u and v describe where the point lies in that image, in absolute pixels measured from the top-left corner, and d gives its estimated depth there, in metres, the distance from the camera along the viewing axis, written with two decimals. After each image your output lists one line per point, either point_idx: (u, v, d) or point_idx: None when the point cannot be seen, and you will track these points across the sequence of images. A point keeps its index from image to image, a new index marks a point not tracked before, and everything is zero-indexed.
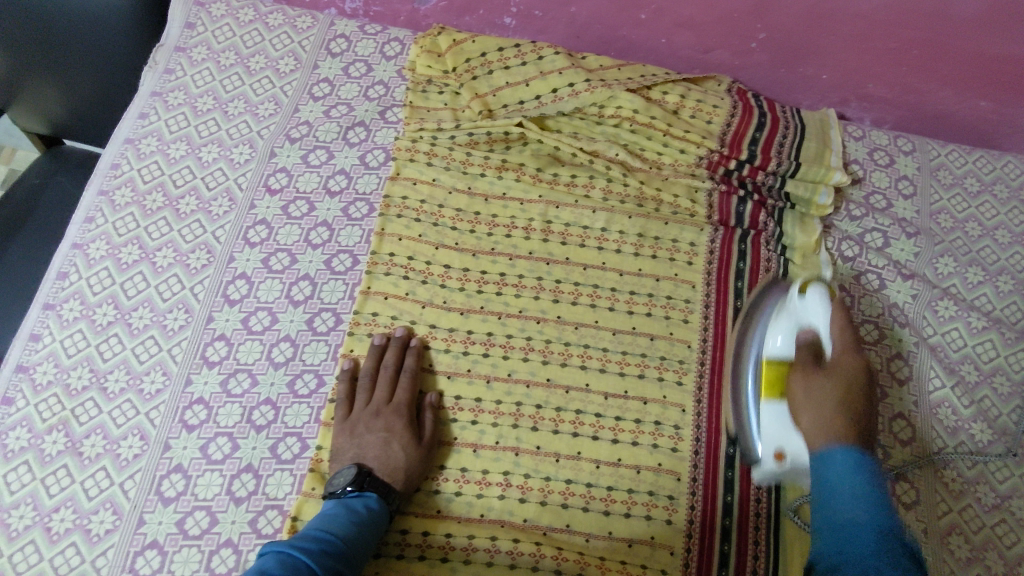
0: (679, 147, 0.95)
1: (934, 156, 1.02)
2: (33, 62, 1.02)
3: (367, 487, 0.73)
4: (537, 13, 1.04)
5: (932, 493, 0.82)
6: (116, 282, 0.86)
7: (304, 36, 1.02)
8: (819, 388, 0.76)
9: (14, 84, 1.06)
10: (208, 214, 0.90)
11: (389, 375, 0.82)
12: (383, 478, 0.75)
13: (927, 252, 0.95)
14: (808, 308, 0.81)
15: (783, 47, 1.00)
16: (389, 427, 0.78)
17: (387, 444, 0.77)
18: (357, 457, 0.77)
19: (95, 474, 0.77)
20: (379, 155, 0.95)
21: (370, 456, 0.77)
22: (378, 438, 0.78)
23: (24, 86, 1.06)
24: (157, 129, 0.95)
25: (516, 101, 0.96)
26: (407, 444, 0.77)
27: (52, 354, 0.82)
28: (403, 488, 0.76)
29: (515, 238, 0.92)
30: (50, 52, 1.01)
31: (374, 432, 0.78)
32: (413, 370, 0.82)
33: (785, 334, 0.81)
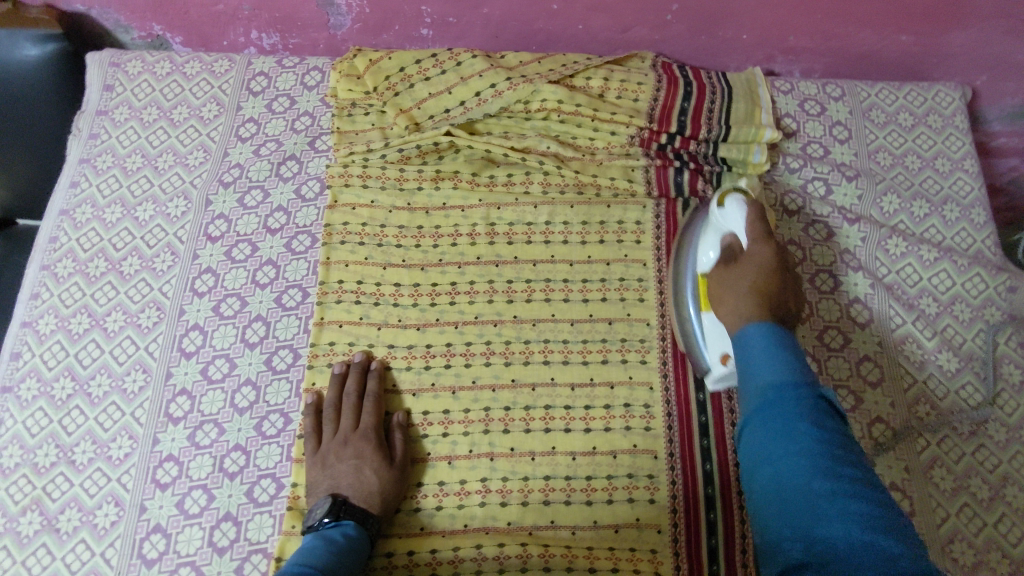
0: (609, 130, 0.96)
1: (864, 97, 1.02)
2: None
3: (343, 516, 0.73)
4: (451, 20, 1.04)
5: (908, 430, 0.82)
6: (70, 354, 0.86)
7: (224, 79, 1.02)
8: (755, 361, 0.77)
9: None
10: (152, 271, 0.90)
11: (353, 402, 0.82)
12: (359, 504, 0.75)
13: (870, 193, 0.96)
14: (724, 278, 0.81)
15: (698, 15, 1.00)
16: (360, 453, 0.78)
17: (360, 471, 0.77)
18: (331, 488, 0.77)
19: (75, 547, 0.77)
20: (314, 185, 0.95)
21: (344, 484, 0.77)
22: (349, 465, 0.78)
23: None
24: (90, 196, 0.94)
25: (442, 110, 0.96)
26: (379, 467, 0.77)
27: (16, 436, 0.82)
28: (382, 510, 0.76)
29: (460, 245, 0.92)
30: None
31: (345, 461, 0.78)
32: (376, 392, 0.82)
33: (718, 311, 0.81)
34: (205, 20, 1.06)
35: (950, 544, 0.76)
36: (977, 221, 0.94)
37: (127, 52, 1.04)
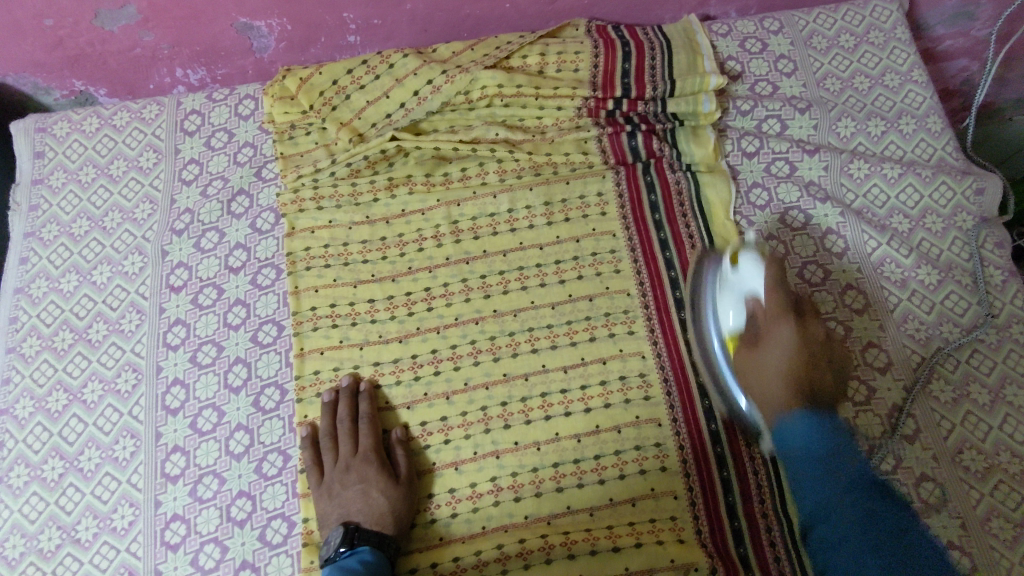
0: (554, 105, 0.94)
1: (803, 26, 1.01)
2: None
3: (358, 542, 0.73)
4: (376, 22, 1.01)
5: (902, 350, 0.82)
6: (53, 433, 0.84)
7: (156, 125, 0.99)
8: (767, 359, 0.76)
9: None
10: (121, 333, 0.88)
11: (348, 428, 0.81)
12: (373, 528, 0.75)
13: (825, 121, 0.95)
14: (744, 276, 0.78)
15: None
16: (364, 477, 0.78)
17: (367, 494, 0.77)
18: (342, 517, 0.76)
19: None
20: (269, 216, 0.93)
21: (354, 511, 0.76)
22: (356, 491, 0.77)
23: None
24: (42, 270, 0.92)
25: (383, 116, 0.94)
26: (386, 487, 0.77)
27: (15, 526, 0.80)
28: (396, 530, 0.75)
29: (428, 249, 0.90)
30: None
31: (351, 487, 0.78)
32: (370, 413, 0.81)
33: (735, 308, 0.79)
34: (126, 66, 1.03)
35: (961, 454, 0.77)
36: (934, 129, 0.93)
37: (51, 114, 1.00)
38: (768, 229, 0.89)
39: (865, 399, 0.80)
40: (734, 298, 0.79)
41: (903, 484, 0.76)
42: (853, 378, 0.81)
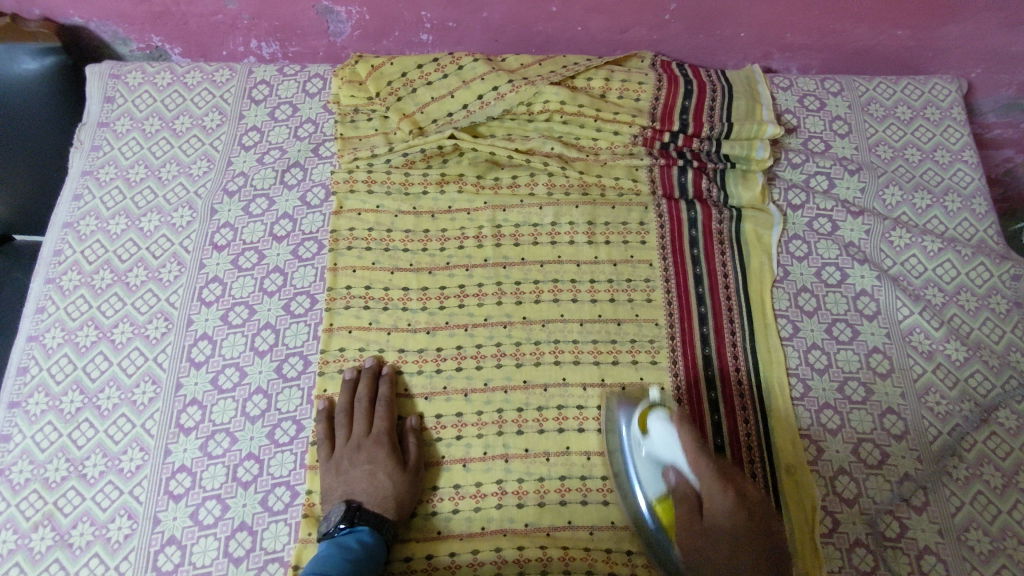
0: (612, 130, 0.96)
1: (862, 92, 1.03)
2: None
3: (358, 522, 0.73)
4: (451, 25, 1.04)
5: (919, 421, 0.82)
6: (78, 367, 0.85)
7: (225, 88, 1.02)
8: (704, 481, 0.73)
9: None
10: (159, 281, 0.90)
11: (364, 408, 0.81)
12: (374, 509, 0.75)
13: (872, 186, 0.96)
14: (656, 443, 0.77)
15: (695, 14, 1.01)
16: (372, 458, 0.78)
17: (373, 476, 0.77)
18: (346, 494, 0.77)
19: (89, 562, 0.76)
20: (319, 192, 0.95)
21: (358, 490, 0.77)
22: (364, 471, 0.78)
23: None
24: (93, 208, 0.94)
25: (445, 114, 0.97)
26: (394, 472, 0.77)
27: (25, 452, 0.81)
28: (396, 516, 0.76)
29: (467, 248, 0.92)
30: None
31: (359, 467, 0.78)
32: (388, 397, 0.82)
33: (658, 479, 0.77)
34: (204, 30, 1.06)
35: (966, 532, 0.76)
36: (979, 211, 0.95)
37: (127, 64, 1.04)
38: (802, 281, 0.91)
39: (878, 462, 0.80)
40: (652, 466, 0.78)
41: (906, 553, 0.76)
42: (867, 439, 0.82)
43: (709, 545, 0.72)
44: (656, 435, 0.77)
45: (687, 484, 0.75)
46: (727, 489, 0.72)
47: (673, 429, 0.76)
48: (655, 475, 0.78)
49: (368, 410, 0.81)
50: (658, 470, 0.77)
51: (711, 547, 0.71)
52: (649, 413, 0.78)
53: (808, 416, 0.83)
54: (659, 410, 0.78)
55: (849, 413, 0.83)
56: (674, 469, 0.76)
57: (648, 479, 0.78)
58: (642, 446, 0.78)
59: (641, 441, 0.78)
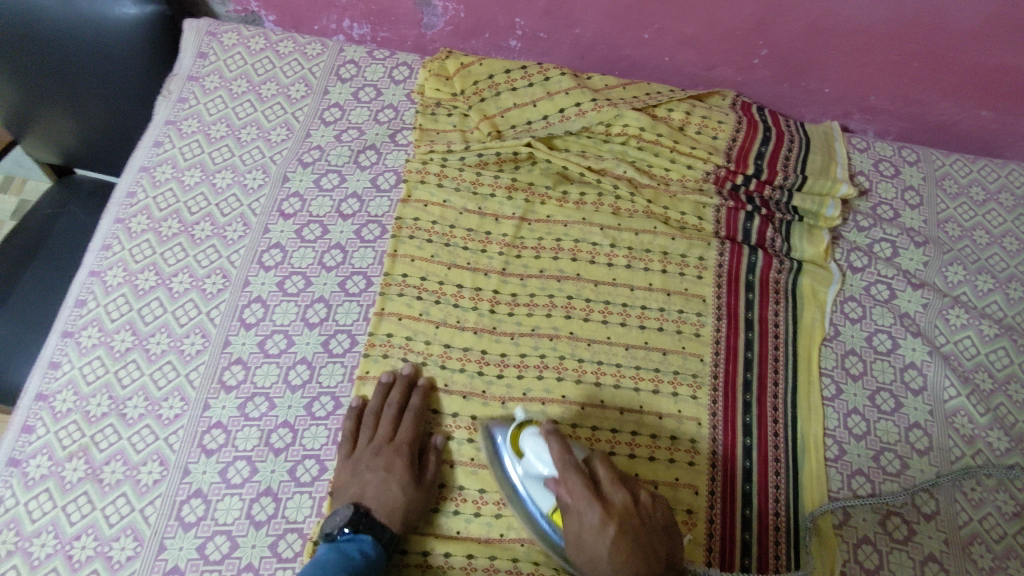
0: (686, 163, 0.96)
1: (938, 165, 1.03)
2: (59, 102, 1.14)
3: (362, 529, 0.72)
4: (542, 35, 1.06)
5: (951, 503, 0.81)
6: (133, 309, 0.87)
7: (315, 62, 1.04)
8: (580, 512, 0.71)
9: (39, 121, 1.17)
10: (223, 239, 0.91)
11: (393, 413, 0.80)
12: (380, 518, 0.74)
13: (936, 261, 0.96)
14: (531, 466, 0.76)
15: (785, 63, 1.01)
16: (389, 465, 0.77)
17: (387, 484, 0.76)
18: (355, 497, 0.76)
19: (116, 500, 0.77)
20: (390, 178, 0.97)
21: (368, 493, 0.76)
22: (378, 476, 0.76)
23: (46, 124, 1.18)
24: (171, 157, 0.96)
25: (524, 121, 0.98)
26: (408, 484, 0.76)
27: (71, 382, 0.83)
28: (401, 529, 0.74)
29: (525, 257, 0.92)
30: (72, 94, 1.12)
31: (374, 471, 0.77)
32: (419, 409, 0.81)
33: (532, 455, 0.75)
34: (302, 3, 1.08)
35: None
36: None
37: (224, 24, 1.07)
38: (852, 343, 0.90)
39: (904, 538, 0.79)
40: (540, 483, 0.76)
41: None
42: (895, 513, 0.80)
43: (596, 533, 0.69)
44: (528, 453, 0.76)
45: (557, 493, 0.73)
46: (621, 547, 0.68)
47: (542, 440, 0.75)
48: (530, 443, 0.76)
49: (397, 415, 0.81)
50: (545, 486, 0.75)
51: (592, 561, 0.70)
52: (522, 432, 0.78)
53: (837, 479, 0.82)
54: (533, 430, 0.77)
55: (880, 482, 0.82)
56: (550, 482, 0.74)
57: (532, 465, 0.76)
58: (523, 470, 0.77)
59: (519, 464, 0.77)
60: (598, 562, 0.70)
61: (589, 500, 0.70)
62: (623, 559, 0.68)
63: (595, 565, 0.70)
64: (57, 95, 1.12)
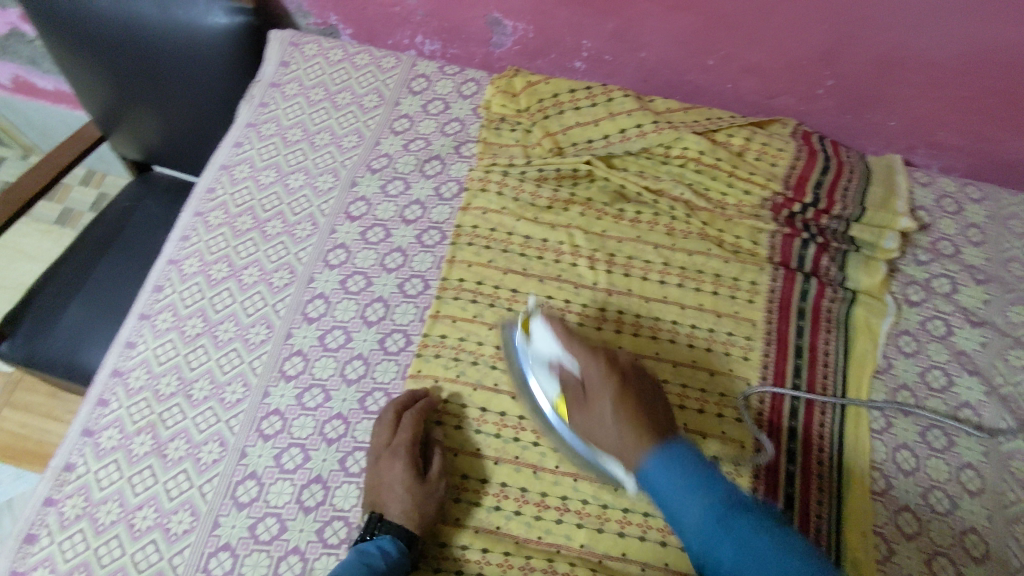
0: (743, 188, 0.97)
1: (1004, 205, 1.02)
2: (147, 102, 1.22)
3: (379, 531, 0.74)
4: (607, 58, 1.09)
5: (1003, 548, 0.78)
6: (205, 297, 0.92)
7: (388, 75, 1.09)
8: (598, 415, 0.73)
9: (128, 119, 1.26)
10: (292, 236, 0.96)
11: (392, 425, 0.80)
12: (396, 517, 0.74)
13: (997, 300, 0.94)
14: (537, 342, 0.78)
15: (850, 94, 1.02)
16: (393, 474, 0.77)
17: (394, 486, 0.76)
18: (377, 497, 0.77)
19: (177, 475, 0.81)
20: (452, 187, 1.01)
21: (388, 499, 0.77)
22: (392, 479, 0.77)
23: (135, 122, 1.27)
24: (249, 157, 1.02)
25: (585, 140, 1.01)
26: (413, 485, 0.76)
27: (144, 361, 0.88)
28: (419, 529, 0.75)
29: (579, 268, 0.94)
30: (158, 95, 1.21)
31: (392, 479, 0.77)
32: (416, 411, 0.81)
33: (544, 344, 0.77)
34: (380, 18, 1.14)
35: None
36: None
37: (307, 36, 1.14)
38: (905, 377, 0.89)
39: None
40: (541, 366, 0.79)
41: None
42: (943, 553, 0.78)
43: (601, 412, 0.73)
44: (537, 336, 0.78)
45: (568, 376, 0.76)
46: (626, 424, 0.71)
47: (546, 324, 0.78)
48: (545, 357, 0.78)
49: (396, 420, 0.81)
50: (547, 370, 0.78)
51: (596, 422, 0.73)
52: (531, 320, 0.80)
53: (883, 513, 0.80)
54: (540, 316, 0.79)
55: (928, 521, 0.80)
56: (557, 364, 0.77)
57: (548, 383, 0.78)
58: (530, 353, 0.80)
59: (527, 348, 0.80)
60: (603, 426, 0.73)
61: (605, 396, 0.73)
62: (622, 401, 0.72)
63: (601, 440, 0.73)
64: (146, 96, 1.21)
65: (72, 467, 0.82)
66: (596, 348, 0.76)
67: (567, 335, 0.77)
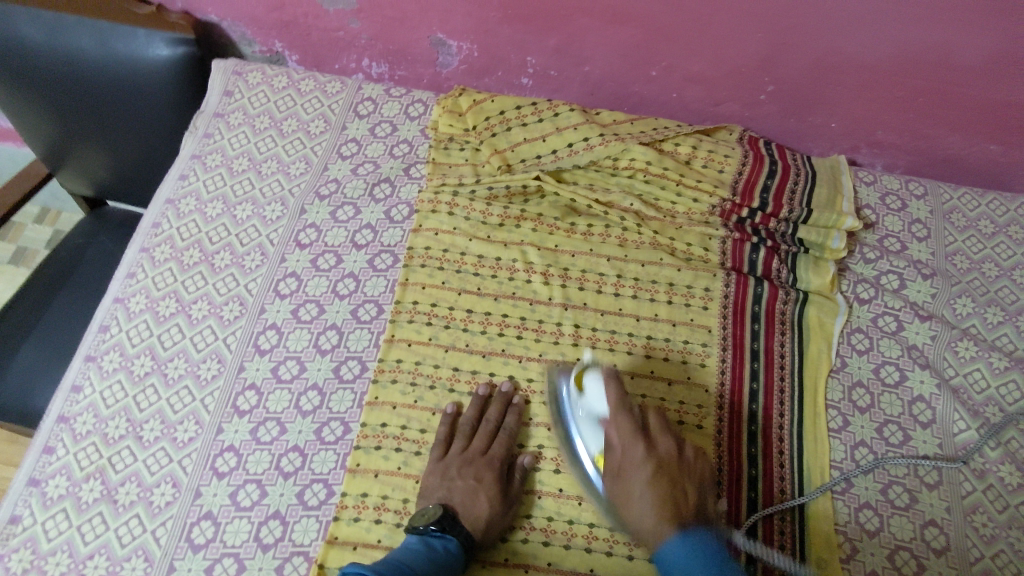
0: (692, 197, 0.98)
1: (946, 199, 1.04)
2: (94, 139, 1.20)
3: (449, 529, 0.73)
4: (552, 73, 1.09)
5: (963, 539, 0.79)
6: (153, 334, 0.90)
7: (334, 100, 1.09)
8: (633, 493, 0.72)
9: (76, 156, 1.23)
10: (241, 267, 0.95)
11: (489, 428, 0.83)
12: (465, 524, 0.75)
13: (944, 293, 0.96)
14: (591, 397, 0.79)
15: (790, 99, 1.04)
16: (480, 476, 0.79)
17: (477, 492, 0.78)
18: (444, 498, 0.78)
19: (128, 521, 0.79)
20: (403, 210, 1.00)
21: (460, 502, 0.77)
22: (467, 484, 0.79)
23: (82, 159, 1.24)
24: (195, 190, 1.01)
25: (534, 155, 1.01)
26: (496, 496, 0.78)
27: (92, 404, 0.86)
28: (484, 538, 0.75)
29: (534, 284, 0.94)
30: (105, 130, 1.18)
31: (464, 479, 0.79)
32: (513, 428, 0.84)
33: (595, 431, 0.78)
34: (324, 43, 1.13)
35: None
36: None
37: (250, 64, 1.13)
38: (859, 375, 0.90)
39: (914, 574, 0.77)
40: (590, 422, 0.79)
41: None
42: (905, 548, 0.79)
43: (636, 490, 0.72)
44: (590, 391, 0.79)
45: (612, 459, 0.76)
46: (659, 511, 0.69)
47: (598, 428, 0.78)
48: (596, 428, 0.78)
49: (488, 434, 0.83)
50: (595, 428, 0.78)
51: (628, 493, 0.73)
52: (583, 372, 0.81)
53: (845, 512, 0.81)
54: (594, 369, 0.80)
55: (889, 516, 0.81)
56: (601, 418, 0.78)
57: (591, 439, 0.78)
58: (578, 404, 0.80)
59: (577, 401, 0.81)
60: (631, 500, 0.72)
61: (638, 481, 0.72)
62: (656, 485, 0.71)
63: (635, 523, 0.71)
64: (93, 132, 1.19)
65: (18, 519, 0.79)
66: (642, 430, 0.76)
67: (620, 399, 0.77)
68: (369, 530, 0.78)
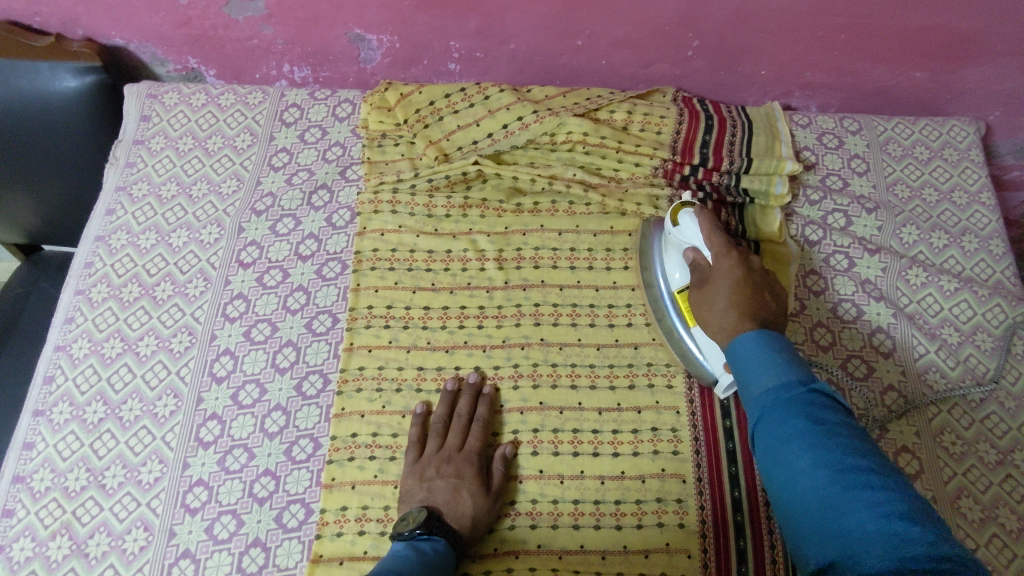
0: (633, 161, 0.97)
1: (880, 131, 1.05)
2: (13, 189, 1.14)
3: (436, 530, 0.72)
4: (478, 55, 1.07)
5: (934, 460, 0.81)
6: (102, 378, 0.87)
7: (258, 110, 1.05)
8: (714, 295, 0.74)
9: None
10: (185, 296, 0.92)
11: (462, 422, 0.82)
12: (451, 523, 0.74)
13: (889, 224, 0.97)
14: (684, 232, 0.83)
15: (717, 51, 1.03)
16: (461, 473, 0.78)
17: (458, 490, 0.76)
18: (425, 500, 0.76)
19: (103, 573, 0.76)
20: (344, 214, 0.98)
21: (442, 501, 0.76)
22: (448, 483, 0.77)
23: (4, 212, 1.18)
24: (125, 223, 0.97)
25: (469, 142, 0.99)
26: (478, 492, 0.76)
27: (47, 460, 0.83)
28: (469, 535, 0.75)
29: (488, 271, 0.93)
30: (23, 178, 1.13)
31: (444, 478, 0.77)
32: (486, 419, 0.82)
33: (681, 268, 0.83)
34: (240, 54, 1.10)
35: None
36: (996, 252, 0.95)
37: (164, 85, 1.08)
38: (818, 316, 0.91)
39: None
40: (677, 253, 0.84)
41: None
42: None
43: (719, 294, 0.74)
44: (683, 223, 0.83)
45: (699, 259, 0.80)
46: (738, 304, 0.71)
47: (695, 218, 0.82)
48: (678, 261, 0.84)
49: (462, 428, 0.81)
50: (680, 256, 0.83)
51: (706, 302, 0.75)
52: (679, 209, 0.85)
53: None
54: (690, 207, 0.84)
55: None
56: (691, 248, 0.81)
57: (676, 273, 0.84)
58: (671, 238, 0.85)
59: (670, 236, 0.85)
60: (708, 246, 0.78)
61: (726, 276, 0.74)
62: (738, 285, 0.73)
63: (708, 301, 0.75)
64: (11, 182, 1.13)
65: None
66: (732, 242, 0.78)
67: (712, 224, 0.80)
68: (353, 542, 0.76)
